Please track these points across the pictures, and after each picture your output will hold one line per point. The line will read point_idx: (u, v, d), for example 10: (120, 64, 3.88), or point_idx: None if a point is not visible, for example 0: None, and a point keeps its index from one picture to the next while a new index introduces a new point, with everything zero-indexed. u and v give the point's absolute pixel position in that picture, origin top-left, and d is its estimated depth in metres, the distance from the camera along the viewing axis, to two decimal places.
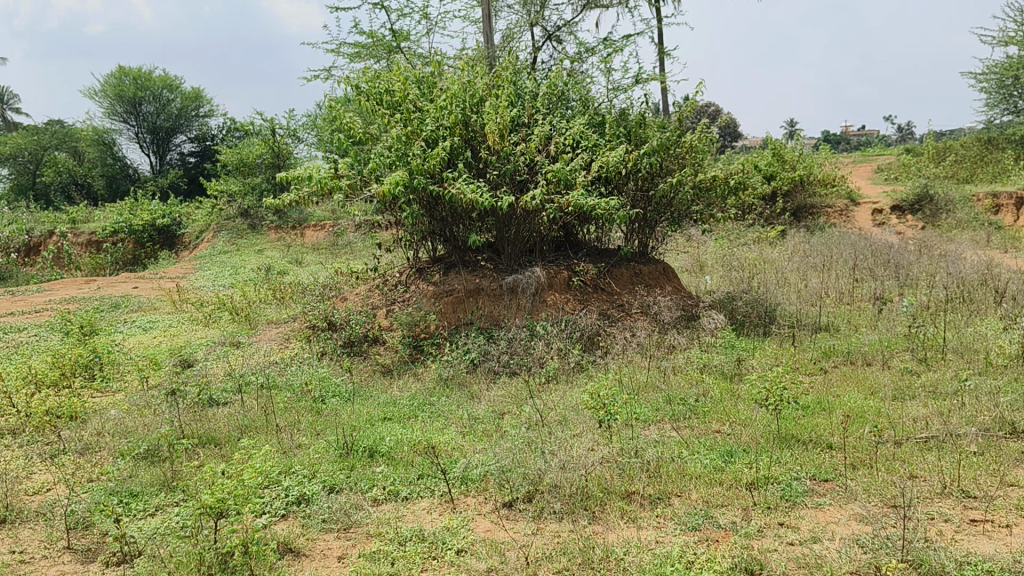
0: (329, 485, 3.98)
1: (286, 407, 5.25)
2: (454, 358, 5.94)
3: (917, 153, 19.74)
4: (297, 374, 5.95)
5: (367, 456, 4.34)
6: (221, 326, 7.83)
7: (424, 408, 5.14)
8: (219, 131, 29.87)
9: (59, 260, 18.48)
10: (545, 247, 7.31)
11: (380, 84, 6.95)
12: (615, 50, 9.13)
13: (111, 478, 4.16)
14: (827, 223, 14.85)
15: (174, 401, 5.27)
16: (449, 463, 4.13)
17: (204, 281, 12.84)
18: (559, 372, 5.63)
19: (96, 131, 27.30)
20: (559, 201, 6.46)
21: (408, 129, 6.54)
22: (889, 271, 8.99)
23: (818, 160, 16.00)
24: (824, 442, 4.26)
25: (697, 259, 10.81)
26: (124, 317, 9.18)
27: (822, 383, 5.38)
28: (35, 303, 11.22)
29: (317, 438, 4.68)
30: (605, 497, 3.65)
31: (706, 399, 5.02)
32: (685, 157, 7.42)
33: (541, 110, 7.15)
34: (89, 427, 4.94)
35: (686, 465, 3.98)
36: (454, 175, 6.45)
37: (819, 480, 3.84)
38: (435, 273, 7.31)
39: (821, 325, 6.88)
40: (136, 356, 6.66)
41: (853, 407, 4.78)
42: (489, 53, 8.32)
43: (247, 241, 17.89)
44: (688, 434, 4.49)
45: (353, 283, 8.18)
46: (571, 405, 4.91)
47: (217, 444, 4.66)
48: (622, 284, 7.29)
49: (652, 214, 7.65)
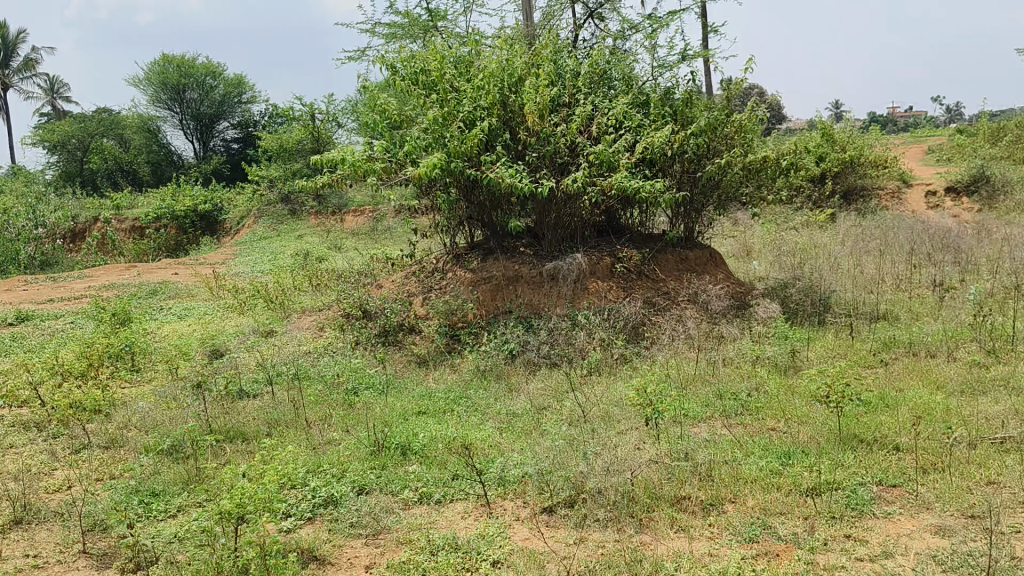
0: (359, 486, 3.76)
1: (317, 401, 5.04)
2: (492, 349, 5.69)
3: (975, 131, 18.93)
4: (329, 366, 5.74)
5: (400, 454, 4.11)
6: (255, 314, 7.66)
7: (460, 402, 4.91)
8: (262, 118, 29.89)
9: (103, 246, 18.63)
10: (586, 232, 7.02)
11: (415, 63, 6.67)
12: (661, 25, 8.75)
13: (134, 476, 4.02)
14: (879, 206, 14.34)
15: (200, 395, 5.11)
16: (485, 463, 3.88)
17: (243, 266, 12.75)
18: (602, 364, 5.38)
19: (141, 118, 27.61)
20: (602, 184, 6.18)
21: (444, 109, 6.28)
22: (949, 255, 8.55)
23: (870, 142, 15.43)
24: (890, 442, 3.95)
25: (745, 244, 10.41)
26: (160, 304, 9.10)
27: (883, 376, 5.06)
28: (75, 289, 11.22)
29: (349, 433, 4.47)
30: (652, 504, 3.37)
31: (760, 393, 4.71)
32: (734, 137, 7.06)
33: (583, 89, 6.84)
34: (115, 421, 4.80)
35: (740, 468, 3.68)
36: (492, 159, 6.19)
37: (887, 485, 3.55)
38: (473, 260, 7.05)
39: (880, 314, 6.50)
40: (168, 345, 6.53)
41: (919, 404, 4.45)
42: (529, 31, 8.01)
43: (287, 226, 17.85)
44: (743, 432, 4.19)
45: (389, 269, 7.97)
46: (615, 401, 4.65)
47: (245, 440, 4.48)
48: (667, 270, 6.97)
49: (699, 198, 7.30)
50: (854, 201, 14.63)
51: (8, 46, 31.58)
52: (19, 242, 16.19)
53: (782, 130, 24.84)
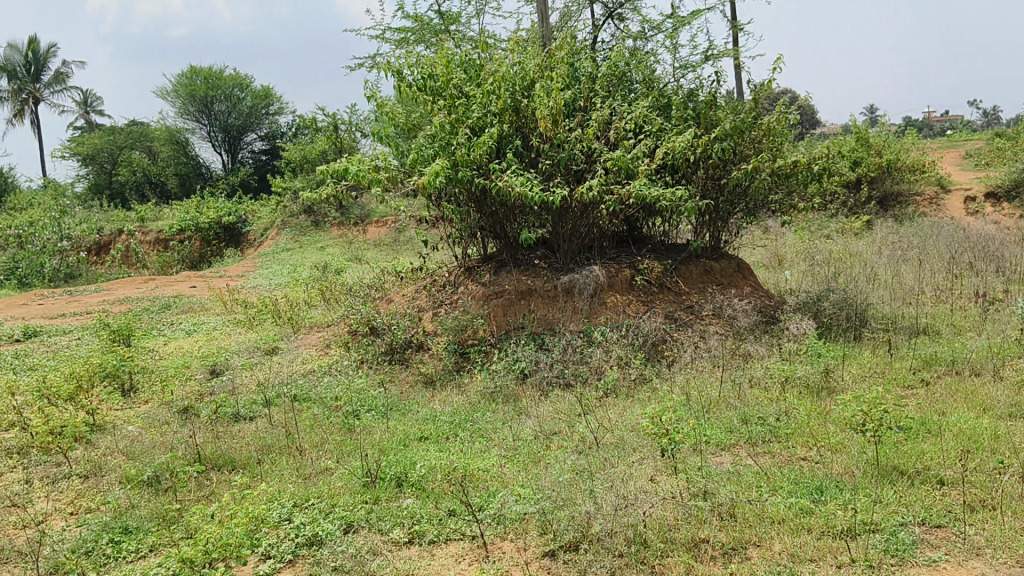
0: (346, 524, 3.41)
1: (314, 425, 4.73)
2: (501, 369, 5.37)
3: (1013, 133, 18.30)
4: (331, 386, 5.44)
5: (395, 486, 3.78)
6: (263, 330, 7.40)
7: (466, 426, 4.59)
8: (289, 129, 29.84)
9: (128, 258, 18.55)
10: (605, 243, 6.68)
11: (423, 67, 6.37)
12: (684, 24, 8.39)
13: (110, 510, 3.73)
14: (915, 212, 13.86)
15: (190, 420, 4.82)
16: (485, 498, 3.54)
17: (261, 279, 12.51)
18: (618, 385, 5.04)
19: (169, 130, 27.65)
20: (620, 192, 5.83)
21: (452, 116, 5.98)
22: (992, 264, 8.11)
23: (904, 146, 14.95)
24: (932, 475, 3.58)
25: (775, 254, 9.99)
26: (170, 319, 8.85)
27: (924, 398, 4.67)
28: (91, 303, 11.03)
29: (343, 461, 4.16)
30: (665, 548, 3.03)
31: (789, 419, 4.35)
32: (761, 141, 6.68)
33: (600, 93, 6.52)
34: (100, 448, 4.54)
35: (767, 506, 3.31)
36: (502, 167, 5.87)
37: (930, 526, 3.17)
38: (486, 273, 6.74)
39: (919, 329, 6.09)
40: (167, 364, 6.26)
41: (964, 430, 4.06)
42: (545, 32, 7.68)
43: (310, 237, 17.65)
44: (769, 462, 3.84)
45: (401, 282, 7.69)
46: (631, 427, 4.31)
47: (234, 468, 4.18)
48: (691, 282, 6.62)
49: (725, 205, 6.94)
50: (889, 208, 14.16)
51: (40, 60, 31.75)
52: (44, 255, 16.15)
53: (812, 135, 24.32)
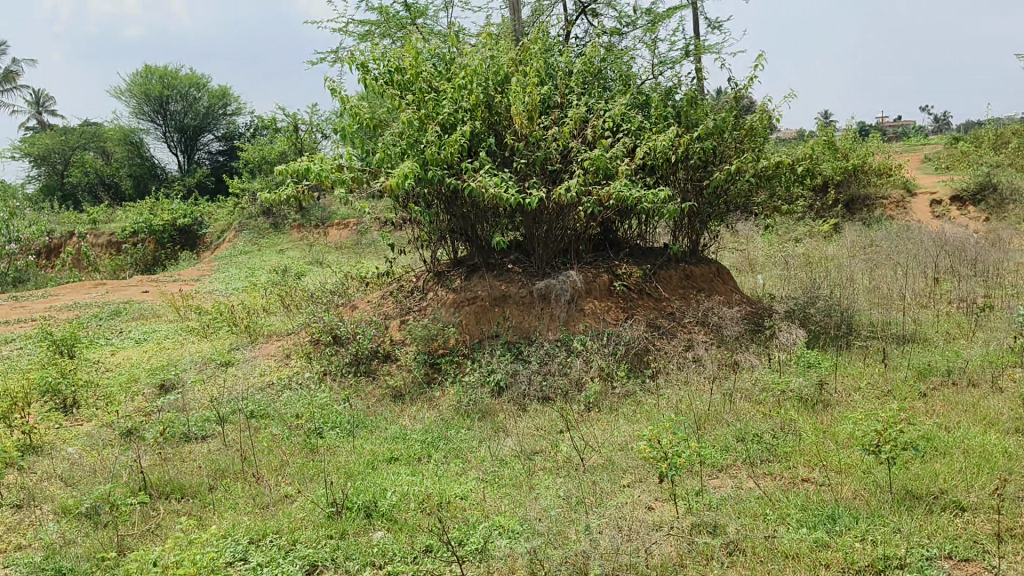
0: (309, 564, 3.04)
1: (272, 446, 4.34)
2: (476, 381, 5.02)
3: (975, 136, 18.33)
4: (292, 401, 5.05)
5: (364, 517, 3.41)
6: (217, 339, 6.97)
7: (439, 445, 4.24)
8: (247, 129, 29.22)
9: (78, 262, 17.85)
10: (581, 247, 6.36)
11: (389, 60, 5.99)
12: (660, 19, 8.10)
13: (41, 548, 3.31)
14: (883, 215, 13.76)
15: (135, 442, 4.40)
16: (465, 531, 3.19)
17: (217, 284, 12.01)
18: (601, 398, 4.72)
19: (123, 130, 26.87)
20: (599, 192, 5.52)
21: (421, 112, 5.62)
22: (973, 268, 7.92)
23: (872, 148, 14.86)
24: (951, 499, 3.30)
25: (748, 258, 9.77)
26: (119, 327, 8.36)
27: (924, 411, 4.41)
28: (34, 310, 10.46)
29: (306, 486, 3.79)
30: None
31: (787, 435, 4.05)
32: (743, 141, 6.39)
33: (576, 88, 6.19)
34: (33, 474, 4.10)
35: (779, 539, 3.00)
36: (475, 166, 5.52)
37: (959, 560, 2.87)
38: (457, 278, 6.40)
39: (908, 336, 5.85)
40: (113, 376, 5.81)
41: (977, 448, 3.79)
42: (516, 26, 7.35)
43: (268, 240, 17.12)
44: (772, 485, 3.53)
45: (365, 288, 7.31)
46: (619, 445, 3.99)
47: (184, 496, 3.78)
48: (671, 288, 6.33)
49: (705, 208, 6.66)
50: (858, 211, 14.06)
51: None
52: None
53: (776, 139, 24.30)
